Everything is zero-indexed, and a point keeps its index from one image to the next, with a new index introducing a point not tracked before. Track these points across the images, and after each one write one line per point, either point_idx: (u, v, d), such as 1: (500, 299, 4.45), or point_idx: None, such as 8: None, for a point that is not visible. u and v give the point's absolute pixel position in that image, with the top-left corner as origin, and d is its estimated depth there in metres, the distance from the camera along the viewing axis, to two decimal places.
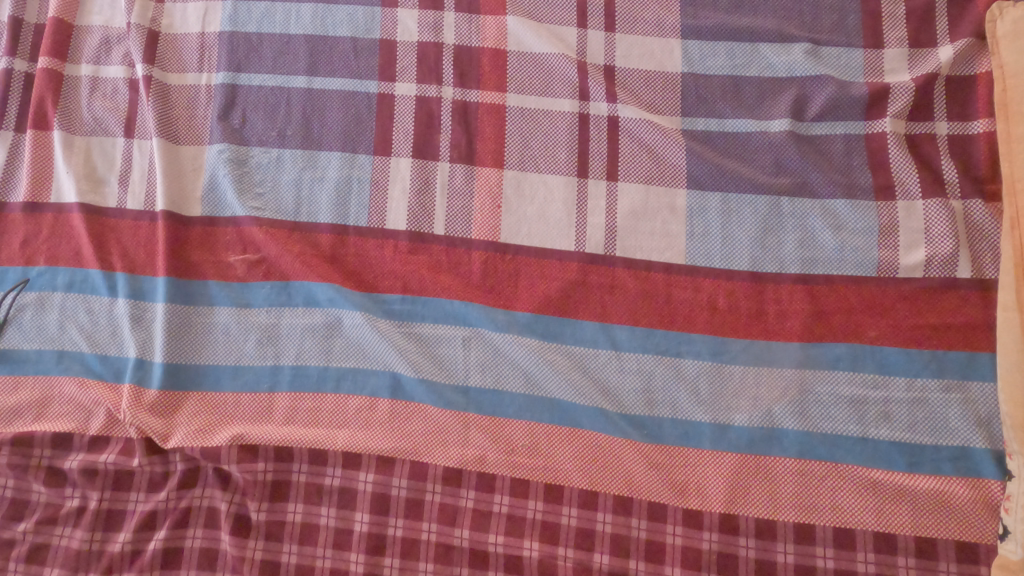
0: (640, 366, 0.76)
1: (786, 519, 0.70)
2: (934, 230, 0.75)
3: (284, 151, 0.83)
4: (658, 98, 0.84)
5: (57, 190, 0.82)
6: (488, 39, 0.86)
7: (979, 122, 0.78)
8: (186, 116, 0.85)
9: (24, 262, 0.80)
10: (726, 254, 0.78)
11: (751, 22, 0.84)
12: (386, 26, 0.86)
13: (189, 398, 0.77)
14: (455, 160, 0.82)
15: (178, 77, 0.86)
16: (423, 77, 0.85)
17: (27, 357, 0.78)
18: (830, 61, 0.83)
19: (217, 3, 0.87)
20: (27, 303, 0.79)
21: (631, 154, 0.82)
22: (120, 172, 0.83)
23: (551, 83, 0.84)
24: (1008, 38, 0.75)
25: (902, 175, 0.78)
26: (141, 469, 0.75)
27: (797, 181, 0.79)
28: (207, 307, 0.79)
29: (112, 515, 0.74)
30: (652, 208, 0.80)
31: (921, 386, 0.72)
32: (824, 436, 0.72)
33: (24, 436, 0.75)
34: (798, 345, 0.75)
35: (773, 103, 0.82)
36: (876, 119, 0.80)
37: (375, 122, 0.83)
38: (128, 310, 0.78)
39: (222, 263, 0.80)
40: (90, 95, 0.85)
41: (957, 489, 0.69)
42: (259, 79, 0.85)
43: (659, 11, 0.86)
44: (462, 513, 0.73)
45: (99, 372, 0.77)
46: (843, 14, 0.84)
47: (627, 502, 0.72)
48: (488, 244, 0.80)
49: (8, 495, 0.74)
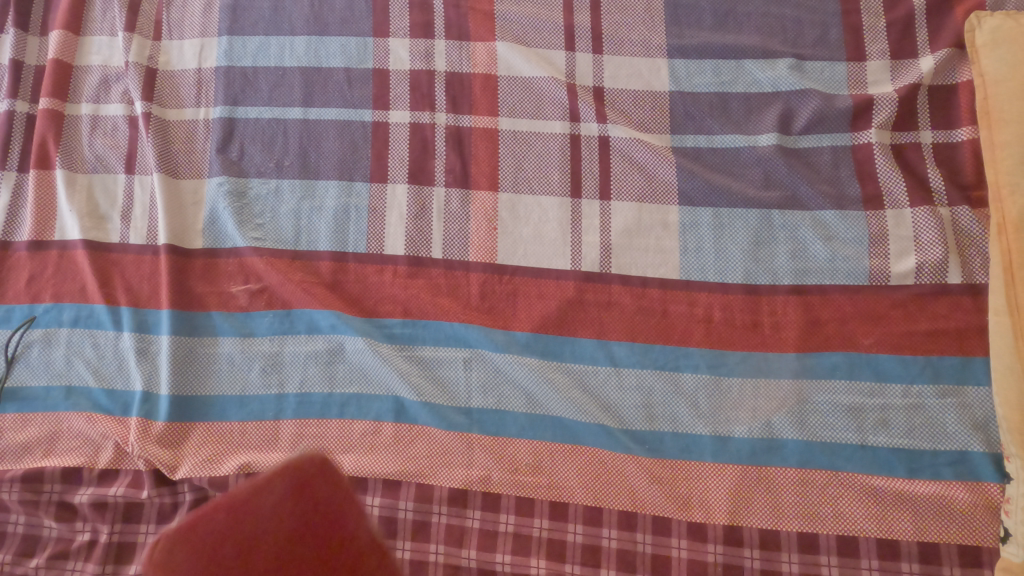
0: (639, 381, 0.77)
1: (789, 528, 0.71)
2: (923, 237, 0.77)
3: (282, 181, 0.84)
4: (648, 117, 0.85)
5: (61, 228, 0.84)
6: (479, 65, 0.88)
7: (962, 130, 0.80)
8: (186, 150, 0.86)
9: (30, 300, 0.82)
10: (720, 267, 0.79)
11: (736, 40, 0.86)
12: (379, 56, 0.88)
13: (196, 428, 0.78)
14: (451, 184, 0.84)
15: (176, 112, 0.87)
16: (417, 104, 0.86)
17: (36, 393, 0.79)
18: (814, 75, 0.84)
19: (213, 39, 0.89)
20: (34, 340, 0.80)
21: (623, 173, 0.83)
22: (122, 208, 0.85)
23: (543, 106, 0.86)
24: (988, 46, 0.76)
25: (889, 185, 0.79)
26: (150, 500, 0.76)
27: (787, 194, 0.81)
28: (211, 338, 0.80)
29: (123, 548, 0.74)
30: (646, 225, 0.81)
31: (917, 392, 0.73)
32: (824, 444, 0.73)
33: (34, 472, 0.76)
34: (795, 355, 0.76)
35: (760, 118, 0.84)
36: (861, 130, 0.81)
37: (371, 150, 0.85)
38: (133, 344, 0.79)
39: (225, 293, 0.82)
40: (90, 133, 0.87)
41: (957, 493, 0.70)
42: (256, 112, 0.86)
43: (645, 31, 0.88)
44: (469, 533, 0.73)
45: (107, 407, 0.78)
46: (825, 29, 0.85)
47: (632, 517, 0.73)
48: (486, 266, 0.81)
49: (19, 531, 0.75)
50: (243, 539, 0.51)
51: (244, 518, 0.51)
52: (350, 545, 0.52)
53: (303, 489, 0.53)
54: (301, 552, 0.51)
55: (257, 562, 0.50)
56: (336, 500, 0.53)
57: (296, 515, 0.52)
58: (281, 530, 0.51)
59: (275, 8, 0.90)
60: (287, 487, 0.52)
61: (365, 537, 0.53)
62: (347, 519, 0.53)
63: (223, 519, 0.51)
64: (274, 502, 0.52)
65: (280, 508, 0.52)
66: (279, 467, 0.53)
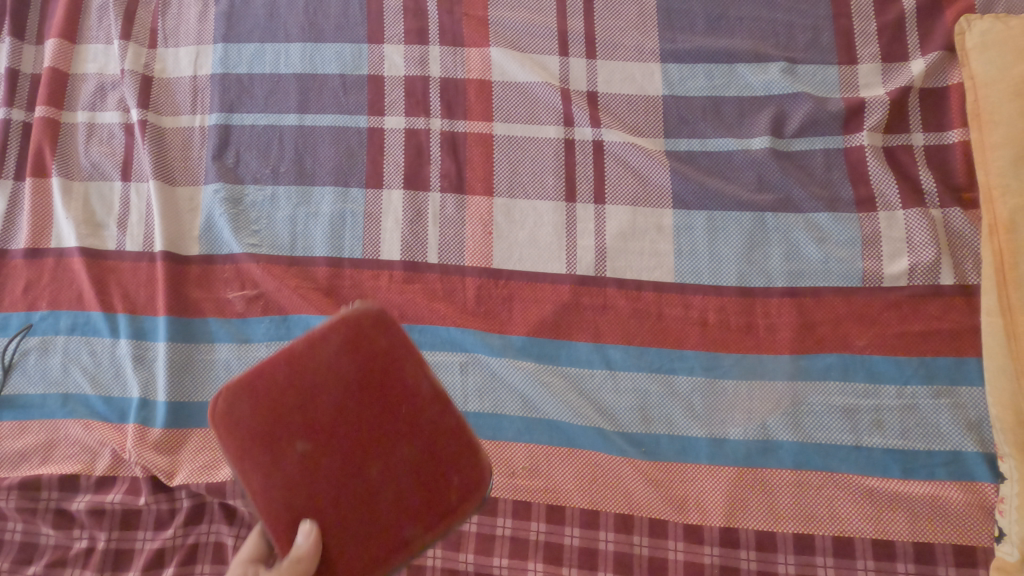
0: (635, 384, 0.77)
1: (785, 530, 0.71)
2: (916, 238, 0.77)
3: (278, 188, 0.85)
4: (641, 121, 0.86)
5: (58, 235, 0.84)
6: (474, 70, 0.88)
7: (953, 132, 0.80)
8: (182, 157, 0.87)
9: (27, 308, 0.82)
10: (714, 270, 0.80)
11: (728, 44, 0.86)
12: (374, 62, 0.89)
13: (193, 434, 0.78)
14: (446, 190, 0.84)
15: (172, 120, 0.88)
16: (412, 110, 0.87)
17: (33, 401, 0.79)
18: (806, 79, 0.85)
19: (209, 46, 0.90)
20: (30, 348, 0.81)
21: (617, 177, 0.84)
22: (118, 215, 0.85)
23: (537, 111, 0.86)
24: (978, 49, 0.77)
25: (881, 187, 0.80)
26: (147, 507, 0.76)
27: (780, 197, 0.81)
28: (208, 344, 0.81)
29: (120, 554, 0.74)
30: (640, 228, 0.82)
31: (911, 393, 0.74)
32: (819, 445, 0.73)
33: (31, 479, 0.76)
34: (789, 357, 0.76)
35: (752, 121, 0.84)
36: (853, 133, 0.82)
37: (366, 155, 0.85)
38: (130, 351, 0.80)
39: (221, 300, 0.82)
40: (87, 141, 0.87)
41: (951, 493, 0.70)
42: (251, 118, 0.87)
43: (638, 36, 0.88)
44: (466, 537, 0.74)
45: (104, 414, 0.78)
46: (817, 33, 0.86)
47: (629, 519, 0.73)
48: (481, 271, 0.82)
49: (17, 539, 0.75)
50: (304, 390, 0.56)
51: (310, 362, 0.57)
52: (412, 384, 0.57)
53: (363, 337, 0.58)
54: (365, 388, 0.57)
55: (325, 402, 0.56)
56: (388, 349, 0.58)
57: (358, 360, 0.57)
58: (347, 373, 0.57)
59: (270, 15, 0.90)
60: (347, 337, 0.57)
61: (422, 382, 0.58)
62: (407, 364, 0.58)
63: (291, 367, 0.57)
64: (332, 353, 0.57)
65: (345, 355, 0.57)
66: (338, 321, 0.58)
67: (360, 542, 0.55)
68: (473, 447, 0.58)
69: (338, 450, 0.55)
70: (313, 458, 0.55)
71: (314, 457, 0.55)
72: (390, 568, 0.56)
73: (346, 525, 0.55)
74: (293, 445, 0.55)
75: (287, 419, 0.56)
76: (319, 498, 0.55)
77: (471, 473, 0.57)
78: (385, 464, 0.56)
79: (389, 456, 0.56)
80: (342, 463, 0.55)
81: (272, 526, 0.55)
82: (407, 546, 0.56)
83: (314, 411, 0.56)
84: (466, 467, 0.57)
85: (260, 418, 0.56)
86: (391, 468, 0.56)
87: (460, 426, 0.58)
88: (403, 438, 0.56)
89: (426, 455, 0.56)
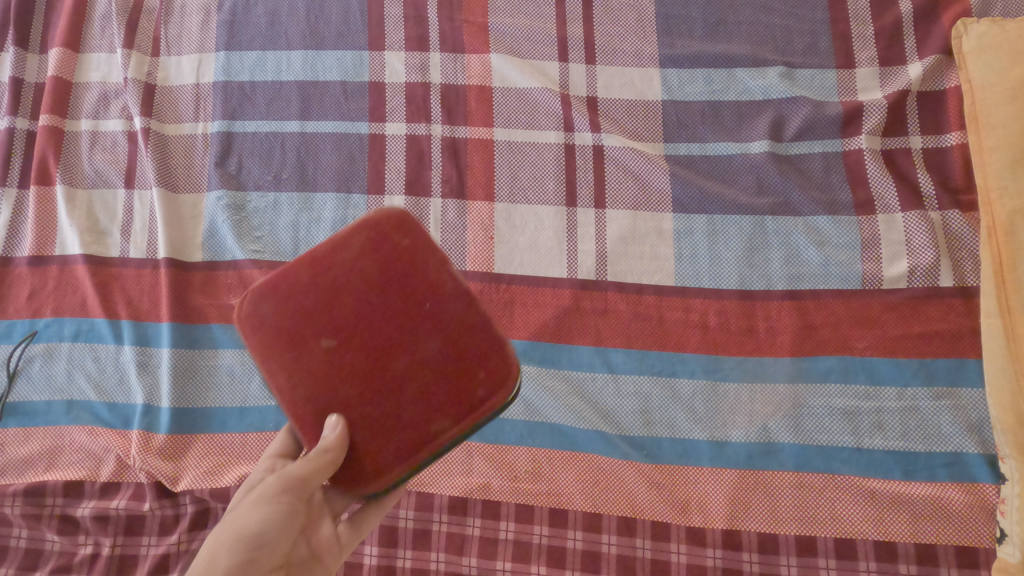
0: (636, 388, 0.77)
1: (787, 532, 0.71)
2: (915, 241, 0.77)
3: (280, 195, 0.85)
4: (641, 126, 0.86)
5: (62, 243, 0.85)
6: (474, 76, 0.89)
7: (952, 135, 0.81)
8: (185, 164, 0.87)
9: (31, 315, 0.82)
10: (715, 274, 0.80)
11: (726, 49, 0.87)
12: (375, 69, 0.89)
13: (197, 440, 0.78)
14: (447, 195, 0.85)
15: (175, 127, 0.89)
16: (412, 116, 0.87)
17: (37, 407, 0.80)
18: (805, 83, 0.85)
19: (211, 54, 0.90)
20: (35, 355, 0.81)
21: (618, 182, 0.84)
22: (122, 223, 0.85)
23: (537, 117, 0.87)
24: (975, 52, 0.78)
25: (880, 190, 0.80)
26: (152, 513, 0.76)
27: (780, 200, 0.81)
28: (211, 350, 0.81)
29: (125, 560, 0.75)
30: (641, 232, 0.82)
31: (911, 394, 0.74)
32: (820, 447, 0.74)
33: (36, 486, 0.76)
34: (790, 359, 0.77)
35: (751, 126, 0.85)
36: (852, 136, 0.82)
37: (368, 162, 0.86)
38: (134, 357, 0.80)
39: (224, 306, 0.83)
40: (90, 149, 0.88)
41: (952, 494, 0.71)
42: (253, 125, 0.87)
43: (637, 42, 0.89)
44: (470, 541, 0.74)
45: (108, 420, 0.79)
46: (815, 37, 0.87)
47: (631, 522, 0.73)
48: (483, 275, 0.82)
49: (22, 545, 0.75)
50: (328, 287, 0.57)
51: (333, 262, 0.58)
52: (432, 280, 0.57)
53: (383, 239, 0.58)
54: (386, 284, 0.57)
55: (349, 298, 0.57)
56: (411, 247, 0.58)
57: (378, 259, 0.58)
58: (368, 271, 0.57)
59: (271, 23, 0.91)
60: (368, 238, 0.58)
61: (445, 277, 0.57)
62: (427, 264, 0.58)
63: (314, 269, 0.58)
64: (355, 253, 0.58)
65: (366, 256, 0.58)
66: (361, 223, 0.59)
67: (385, 434, 0.54)
68: (499, 340, 0.56)
69: (360, 343, 0.55)
70: (336, 352, 0.55)
71: (338, 350, 0.55)
72: (417, 464, 0.54)
73: (371, 417, 0.54)
74: (316, 340, 0.56)
75: (311, 317, 0.56)
76: (343, 392, 0.55)
77: (497, 367, 0.55)
78: (409, 357, 0.55)
79: (411, 349, 0.55)
80: (367, 355, 0.55)
81: (298, 422, 0.55)
82: (434, 440, 0.54)
83: (336, 309, 0.56)
84: (494, 361, 0.55)
85: (284, 317, 0.57)
86: (414, 362, 0.55)
87: (484, 317, 0.57)
88: (425, 332, 0.56)
89: (450, 347, 0.55)
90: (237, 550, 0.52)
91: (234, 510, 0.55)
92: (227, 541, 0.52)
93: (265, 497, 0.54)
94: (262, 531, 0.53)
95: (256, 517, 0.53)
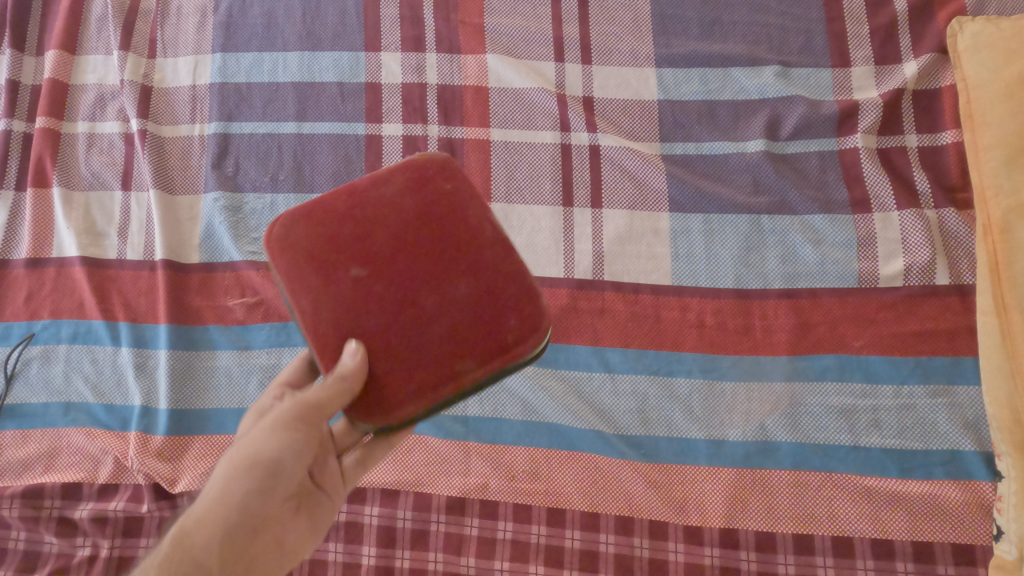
0: (633, 387, 0.77)
1: (784, 530, 0.72)
2: (911, 239, 0.77)
3: (277, 196, 0.85)
4: (637, 126, 0.87)
5: (59, 245, 0.85)
6: (470, 77, 0.89)
7: (947, 133, 0.81)
8: (181, 166, 0.87)
9: (28, 317, 0.82)
10: (711, 273, 0.80)
11: (722, 48, 0.87)
12: (371, 70, 0.89)
13: (194, 441, 0.78)
14: None
15: (172, 129, 0.89)
16: (409, 117, 0.88)
17: (35, 410, 0.80)
18: (800, 82, 0.85)
19: (207, 56, 0.90)
20: (33, 357, 0.81)
21: (614, 181, 0.84)
22: (119, 224, 0.85)
23: (533, 117, 0.87)
24: (970, 50, 0.78)
25: (876, 188, 0.80)
26: (150, 514, 0.76)
27: (776, 199, 0.82)
28: (209, 352, 0.81)
29: (123, 562, 0.75)
30: (637, 232, 0.82)
31: (908, 393, 0.74)
32: (817, 445, 0.74)
33: (34, 488, 0.76)
34: (786, 358, 0.77)
35: (747, 125, 0.85)
36: (847, 135, 0.83)
37: (365, 162, 0.86)
38: (131, 359, 0.80)
39: (222, 307, 0.83)
40: (87, 151, 0.88)
41: (949, 493, 0.71)
42: (250, 127, 0.87)
43: (633, 41, 0.89)
44: (467, 541, 0.74)
45: (106, 422, 0.79)
46: (810, 36, 0.87)
47: (629, 522, 0.73)
48: None
49: (20, 547, 0.75)
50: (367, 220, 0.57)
51: (372, 196, 0.58)
52: (469, 222, 0.57)
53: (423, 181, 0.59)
54: (422, 223, 0.57)
55: (383, 232, 0.57)
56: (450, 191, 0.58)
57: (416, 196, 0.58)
58: (407, 209, 0.57)
59: (268, 24, 0.91)
60: (410, 178, 0.59)
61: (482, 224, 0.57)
62: (463, 206, 0.58)
63: (353, 200, 0.58)
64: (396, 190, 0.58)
65: (403, 193, 0.58)
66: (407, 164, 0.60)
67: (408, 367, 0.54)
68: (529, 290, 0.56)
69: (392, 275, 0.55)
70: (365, 282, 0.55)
71: (368, 280, 0.55)
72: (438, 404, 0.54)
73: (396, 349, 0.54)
74: (348, 269, 0.56)
75: (345, 246, 0.56)
76: (369, 323, 0.54)
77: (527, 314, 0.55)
78: (439, 294, 0.55)
79: (442, 289, 0.55)
80: (396, 289, 0.55)
81: (320, 345, 0.55)
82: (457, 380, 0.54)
83: (369, 241, 0.56)
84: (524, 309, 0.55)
85: (317, 242, 0.57)
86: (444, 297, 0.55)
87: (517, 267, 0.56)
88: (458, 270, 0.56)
89: (484, 287, 0.55)
90: (253, 475, 0.55)
91: (247, 436, 0.57)
92: (243, 466, 0.55)
93: (281, 425, 0.56)
94: (279, 456, 0.55)
95: (271, 445, 0.55)
